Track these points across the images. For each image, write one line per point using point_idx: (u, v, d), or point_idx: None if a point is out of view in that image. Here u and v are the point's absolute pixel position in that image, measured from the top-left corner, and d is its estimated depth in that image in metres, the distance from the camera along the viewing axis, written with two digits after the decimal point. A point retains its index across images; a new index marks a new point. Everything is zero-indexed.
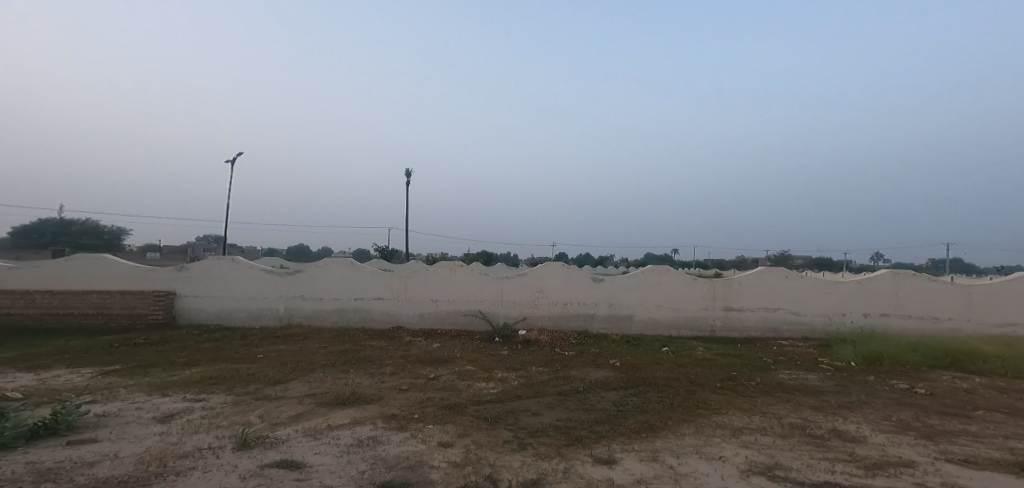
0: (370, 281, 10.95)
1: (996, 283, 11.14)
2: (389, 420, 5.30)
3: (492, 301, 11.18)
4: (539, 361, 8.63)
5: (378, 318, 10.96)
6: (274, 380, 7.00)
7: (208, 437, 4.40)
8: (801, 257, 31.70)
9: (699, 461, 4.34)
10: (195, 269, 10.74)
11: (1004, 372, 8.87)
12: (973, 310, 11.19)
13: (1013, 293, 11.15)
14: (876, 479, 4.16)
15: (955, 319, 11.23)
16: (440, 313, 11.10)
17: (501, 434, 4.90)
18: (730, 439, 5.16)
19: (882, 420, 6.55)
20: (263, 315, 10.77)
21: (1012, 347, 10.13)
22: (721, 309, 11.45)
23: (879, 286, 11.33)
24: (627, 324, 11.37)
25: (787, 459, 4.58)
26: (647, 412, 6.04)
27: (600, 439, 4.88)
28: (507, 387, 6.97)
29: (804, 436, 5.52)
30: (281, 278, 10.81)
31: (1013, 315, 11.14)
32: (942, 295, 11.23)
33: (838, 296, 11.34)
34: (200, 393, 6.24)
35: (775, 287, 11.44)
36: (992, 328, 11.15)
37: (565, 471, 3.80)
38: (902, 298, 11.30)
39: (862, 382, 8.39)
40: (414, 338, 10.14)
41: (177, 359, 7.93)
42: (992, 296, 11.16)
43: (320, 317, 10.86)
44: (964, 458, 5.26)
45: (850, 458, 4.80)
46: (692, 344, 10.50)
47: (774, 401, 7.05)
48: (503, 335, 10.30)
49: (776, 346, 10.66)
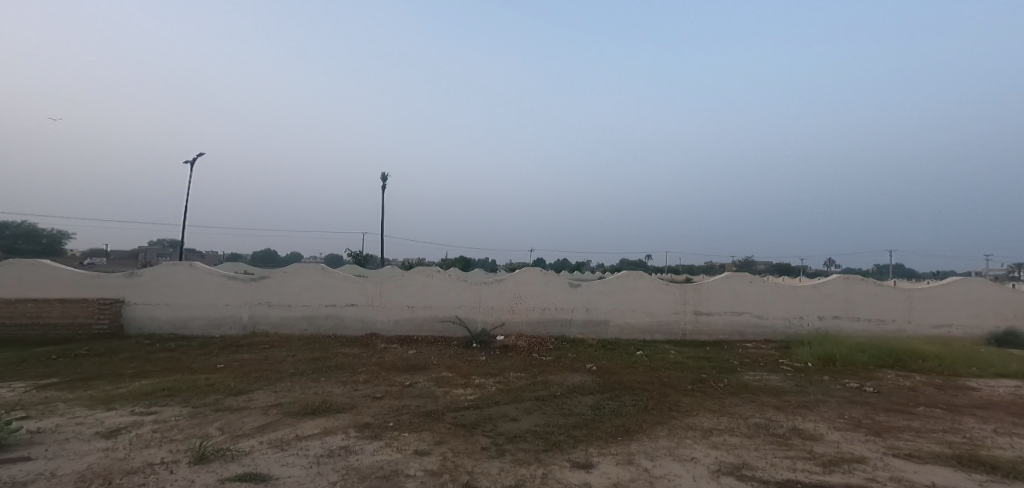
0: (349, 288, 11.06)
1: (934, 287, 12.03)
2: (360, 429, 5.50)
3: (471, 307, 11.43)
4: (517, 367, 8.93)
5: (352, 326, 11.05)
6: (236, 391, 7.08)
7: (160, 452, 4.50)
8: (762, 263, 33.34)
9: (672, 462, 4.73)
10: (146, 276, 10.57)
11: (941, 370, 9.68)
12: (914, 312, 12.07)
13: (949, 296, 12.05)
14: (832, 476, 4.63)
15: (899, 320, 12.09)
16: (418, 319, 11.27)
17: (479, 441, 5.16)
18: (701, 440, 5.57)
19: (836, 418, 7.12)
20: (224, 324, 10.69)
21: (948, 346, 11.00)
22: (691, 313, 12.00)
23: (832, 290, 12.10)
24: (603, 329, 11.77)
25: (752, 459, 5.01)
26: (621, 415, 6.42)
27: (577, 443, 5.22)
28: (484, 393, 7.22)
29: (768, 436, 5.98)
30: (246, 284, 10.78)
31: (949, 316, 12.05)
32: (889, 298, 12.09)
33: (797, 299, 12.07)
34: (151, 407, 6.26)
35: (740, 291, 12.08)
36: (931, 329, 12.03)
37: (543, 476, 4.12)
38: (852, 301, 12.11)
39: (818, 382, 9.01)
40: (391, 345, 10.30)
41: (125, 371, 7.85)
42: (931, 299, 12.04)
43: (288, 325, 10.86)
44: (908, 453, 5.83)
45: (809, 456, 5.28)
46: (663, 348, 11.00)
47: (740, 402, 7.55)
48: (481, 342, 10.53)
49: (741, 349, 11.27)
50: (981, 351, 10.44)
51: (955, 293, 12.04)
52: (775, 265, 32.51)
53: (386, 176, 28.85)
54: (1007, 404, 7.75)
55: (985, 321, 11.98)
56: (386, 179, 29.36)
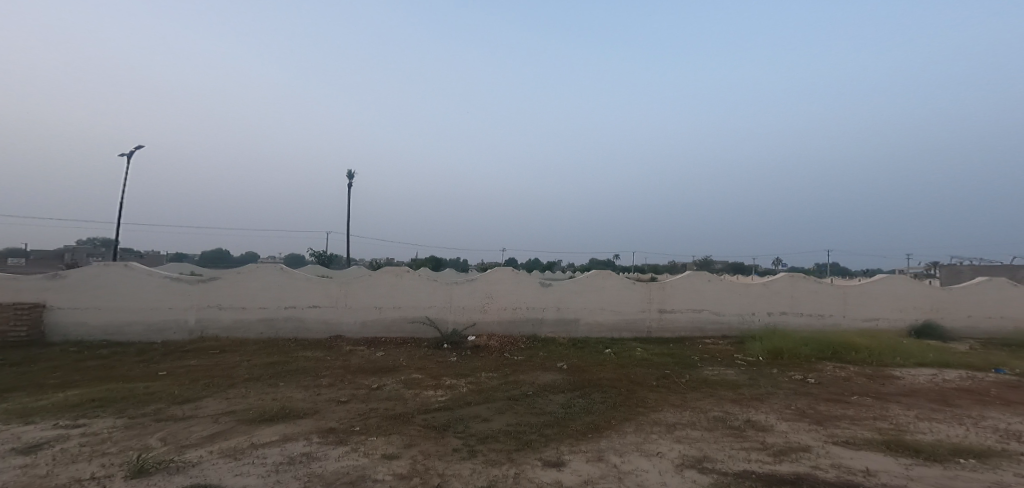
0: (313, 289, 10.75)
1: (867, 284, 12.77)
2: (324, 434, 5.35)
3: (441, 307, 11.31)
4: (489, 367, 8.90)
5: (314, 328, 10.75)
6: (181, 399, 6.76)
7: (92, 466, 4.26)
8: (721, 262, 34.58)
9: (640, 458, 4.82)
10: (74, 278, 9.96)
11: (872, 361, 10.27)
12: (848, 307, 12.77)
13: (877, 292, 12.81)
14: (782, 465, 4.85)
15: (835, 315, 12.77)
16: (386, 320, 11.06)
17: (450, 442, 5.13)
18: (666, 435, 5.72)
19: (784, 409, 7.46)
20: (167, 329, 10.19)
21: (876, 338, 11.67)
22: (655, 311, 12.29)
23: (780, 287, 12.67)
24: (574, 327, 11.88)
25: (712, 451, 5.19)
26: (592, 413, 6.51)
27: (549, 442, 5.25)
28: (456, 395, 7.16)
29: (725, 428, 6.21)
30: (191, 286, 10.30)
31: (876, 310, 12.79)
32: (829, 296, 12.75)
33: (750, 296, 12.58)
34: (79, 419, 5.91)
35: (701, 289, 12.47)
36: (862, 322, 12.76)
37: (516, 476, 4.13)
38: (797, 297, 12.71)
39: (768, 375, 9.41)
40: (358, 347, 10.08)
41: (48, 381, 7.38)
42: (862, 295, 12.77)
43: (242, 329, 10.45)
44: (845, 440, 6.19)
45: (762, 446, 5.52)
46: (630, 345, 11.22)
47: (701, 396, 7.80)
48: (452, 342, 10.43)
49: (701, 345, 11.64)
50: (904, 342, 11.15)
51: (881, 289, 12.81)
52: (731, 264, 33.83)
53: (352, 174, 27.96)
54: (927, 390, 8.30)
55: (914, 314, 12.82)
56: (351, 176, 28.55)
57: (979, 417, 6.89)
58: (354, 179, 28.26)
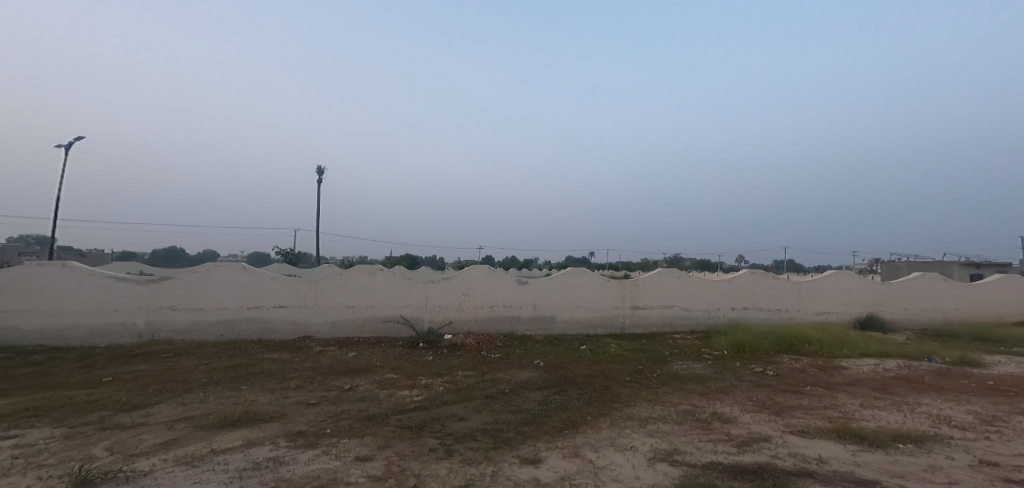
0: (278, 289, 10.42)
1: (820, 279, 13.28)
2: (293, 438, 4.89)
3: (416, 306, 11.12)
4: (465, 366, 8.74)
5: (280, 329, 10.42)
6: (128, 406, 6.41)
7: (29, 479, 4.00)
8: (692, 260, 35.29)
9: (614, 453, 4.84)
10: (6, 280, 9.38)
11: (824, 353, 10.65)
12: (802, 302, 13.22)
13: (828, 287, 13.32)
14: (746, 455, 4.99)
15: (791, 309, 13.20)
16: (358, 320, 10.80)
17: (426, 442, 5.01)
18: (639, 429, 5.77)
19: (747, 400, 7.65)
20: (112, 332, 9.69)
21: (826, 331, 12.10)
22: (629, 307, 12.41)
23: (743, 283, 13.03)
24: (550, 325, 11.88)
25: (683, 444, 5.27)
26: (569, 409, 6.50)
27: (526, 439, 5.22)
28: (432, 394, 6.98)
29: (695, 421, 6.32)
30: (138, 287, 9.84)
31: (825, 304, 13.29)
32: (786, 292, 13.17)
33: (716, 292, 12.88)
34: (13, 430, 5.56)
35: (671, 286, 12.69)
36: (813, 316, 13.24)
37: (493, 474, 4.09)
38: (757, 293, 13.10)
39: (732, 368, 9.66)
40: (327, 348, 9.71)
41: None
42: (814, 290, 13.25)
43: (199, 331, 10.03)
44: (801, 429, 6.40)
45: (727, 438, 5.64)
46: (605, 341, 11.27)
47: (670, 390, 7.94)
48: (428, 341, 10.17)
49: (672, 340, 11.84)
50: (850, 335, 11.60)
51: (830, 285, 13.32)
52: (701, 262, 34.58)
53: (320, 171, 27.16)
54: (869, 379, 8.67)
55: (865, 307, 13.41)
56: (321, 173, 27.66)
57: (915, 403, 7.23)
58: (323, 176, 27.49)
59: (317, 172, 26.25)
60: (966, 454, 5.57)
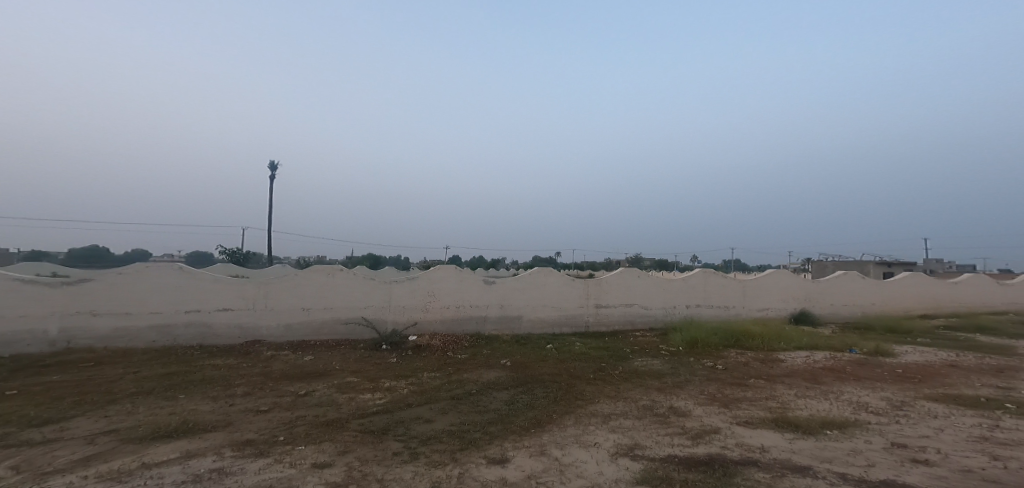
0: (222, 291, 9.40)
1: (763, 277, 14.07)
2: (240, 447, 4.58)
3: (378, 307, 10.51)
4: (430, 367, 8.48)
5: (225, 334, 9.38)
6: (38, 421, 5.55)
7: None
8: (649, 260, 36.47)
9: (579, 449, 4.99)
10: None
11: (763, 347, 11.27)
12: (747, 299, 13.96)
13: (771, 285, 14.13)
14: (698, 447, 5.29)
15: (739, 306, 13.91)
16: (315, 323, 10.01)
17: (390, 446, 4.84)
18: (602, 426, 5.96)
19: (699, 394, 8.02)
20: (14, 342, 8.05)
21: (766, 326, 12.82)
22: (593, 307, 12.63)
23: (696, 282, 13.60)
24: (517, 324, 11.82)
25: (643, 438, 5.51)
26: (534, 408, 6.60)
27: (493, 439, 5.24)
28: (395, 397, 6.67)
29: (653, 415, 6.60)
30: (50, 289, 8.37)
31: (766, 301, 14.07)
32: (732, 289, 13.85)
33: (671, 291, 13.38)
34: None
35: (631, 285, 13.05)
36: (756, 312, 14.00)
37: (460, 476, 4.09)
38: (709, 291, 13.70)
39: (686, 363, 10.09)
40: (281, 351, 8.93)
41: None
42: (757, 287, 14.01)
43: (126, 338, 8.75)
44: (746, 420, 6.80)
45: (682, 431, 5.93)
46: (570, 340, 11.44)
47: (631, 386, 8.22)
48: (391, 343, 9.69)
49: (633, 337, 12.19)
50: (785, 329, 12.33)
51: (770, 282, 14.12)
52: (658, 261, 35.74)
53: (273, 166, 25.94)
54: (801, 371, 9.27)
55: (802, 303, 14.32)
56: (274, 169, 26.65)
57: (838, 392, 7.82)
58: (275, 171, 26.23)
59: (268, 166, 25.03)
60: (881, 437, 6.07)
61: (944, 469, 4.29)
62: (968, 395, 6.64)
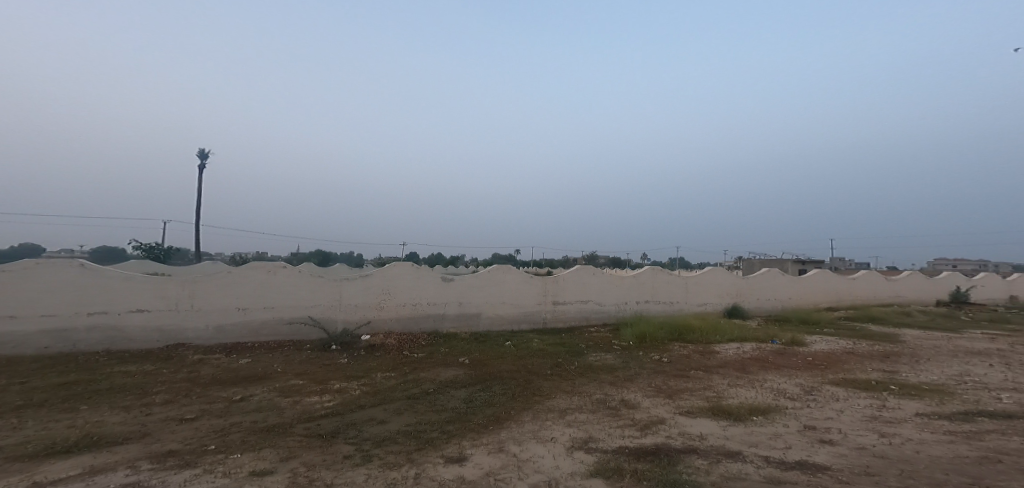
0: (136, 290, 8.50)
1: (707, 274, 14.86)
2: (159, 459, 4.30)
3: (328, 306, 10.17)
4: (385, 367, 8.36)
5: (141, 337, 8.52)
6: None
7: None
8: (604, 258, 37.50)
9: (536, 444, 5.14)
10: None
11: (704, 340, 11.91)
12: (691, 295, 14.68)
13: (713, 281, 14.95)
14: (647, 438, 5.57)
15: (684, 302, 14.61)
16: (253, 324, 9.45)
17: (340, 449, 4.68)
18: (559, 420, 6.14)
19: (648, 387, 8.38)
20: None
21: (707, 319, 13.57)
22: (550, 303, 12.88)
23: (646, 279, 14.16)
24: (475, 322, 11.88)
25: (597, 431, 5.72)
26: (493, 405, 6.71)
27: (450, 438, 5.26)
28: (346, 398, 6.54)
29: (606, 409, 6.86)
30: None
31: (708, 297, 14.88)
32: (677, 286, 14.52)
33: (623, 288, 13.84)
34: None
35: (587, 282, 13.40)
36: (699, 307, 14.74)
37: (416, 476, 4.05)
38: (657, 287, 14.30)
39: (636, 357, 10.51)
40: (210, 355, 8.32)
41: None
42: (700, 284, 14.79)
43: (11, 345, 7.63)
44: (688, 410, 7.19)
45: (632, 423, 6.22)
46: (528, 337, 11.62)
47: (586, 381, 8.48)
48: (342, 343, 9.44)
49: (587, 333, 12.53)
50: (722, 323, 13.10)
51: (713, 279, 14.95)
52: (612, 259, 36.84)
53: (204, 155, 24.26)
54: (734, 361, 9.87)
55: (735, 298, 15.23)
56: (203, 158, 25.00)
57: (763, 380, 8.41)
58: (208, 161, 24.54)
59: (197, 155, 23.40)
60: (796, 420, 6.59)
61: (844, 447, 4.73)
62: (862, 378, 7.36)
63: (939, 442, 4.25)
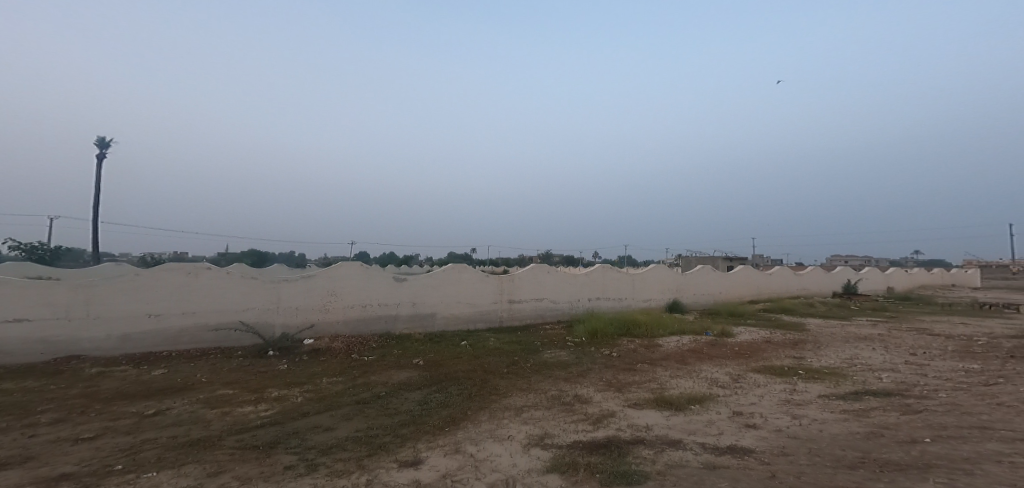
0: (20, 297, 7.74)
1: (653, 271, 15.56)
2: (49, 483, 4.09)
3: (262, 309, 9.78)
4: (331, 372, 8.24)
5: (25, 350, 7.73)
6: None
7: None
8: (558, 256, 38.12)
9: (493, 444, 5.26)
10: None
11: (650, 333, 12.46)
12: (638, 291, 15.32)
13: (658, 277, 15.68)
14: (599, 431, 5.84)
15: (633, 298, 15.21)
16: (169, 331, 8.86)
17: (281, 460, 4.63)
18: (515, 418, 6.31)
19: (599, 382, 8.70)
20: None
21: (651, 313, 14.24)
22: (506, 302, 13.07)
23: (598, 276, 14.63)
24: (430, 322, 11.87)
25: (552, 428, 5.92)
26: (448, 406, 6.79)
27: (404, 442, 5.31)
28: (286, 407, 6.42)
29: (561, 404, 7.10)
30: None
31: (654, 293, 15.59)
32: (625, 282, 15.10)
33: (577, 285, 14.23)
34: None
35: (542, 280, 13.67)
36: (645, 302, 15.40)
37: (370, 483, 4.08)
38: (608, 284, 14.80)
39: (589, 352, 10.86)
40: (112, 368, 7.70)
41: None
42: (647, 280, 15.46)
43: None
44: (636, 402, 7.55)
45: (585, 417, 6.48)
46: (485, 336, 11.74)
47: (542, 378, 8.71)
48: (280, 348, 9.16)
49: (542, 330, 12.78)
50: (664, 317, 13.80)
51: (659, 275, 15.68)
52: (566, 257, 37.53)
53: (104, 145, 21.86)
54: (676, 353, 10.41)
55: (675, 293, 16.04)
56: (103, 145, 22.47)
57: (699, 370, 8.95)
58: (109, 149, 22.32)
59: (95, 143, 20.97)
60: (726, 407, 7.08)
61: (765, 430, 5.16)
62: (777, 365, 8.02)
63: (836, 421, 4.76)
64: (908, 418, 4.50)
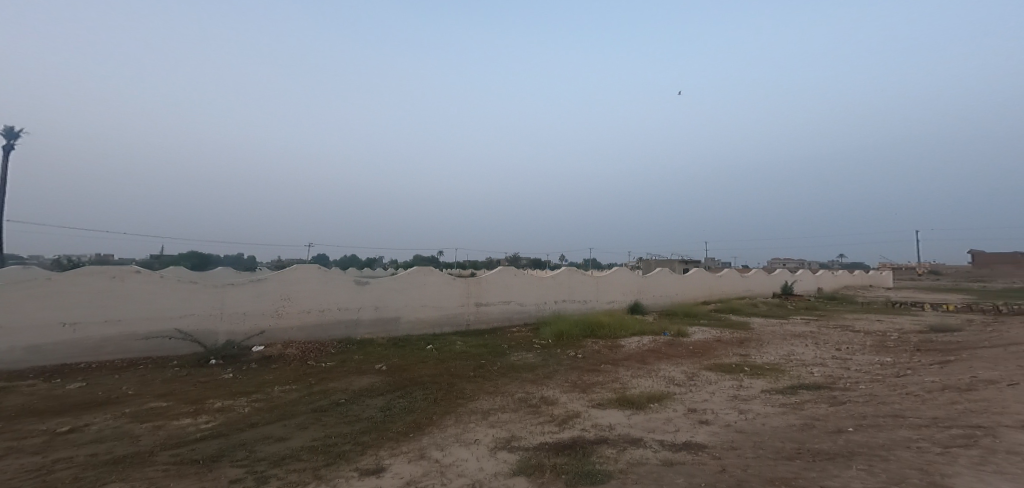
0: None
1: (616, 274, 16.00)
2: None
3: (203, 315, 9.35)
4: (282, 380, 8.09)
5: None
6: None
7: None
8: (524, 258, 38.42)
9: (459, 448, 5.36)
10: None
11: (611, 334, 12.80)
12: (603, 294, 15.70)
13: (621, 280, 16.13)
14: (564, 432, 6.01)
15: (598, 300, 15.57)
16: (89, 341, 8.18)
17: (227, 473, 4.57)
18: (482, 422, 6.41)
19: (565, 383, 8.90)
20: None
21: (614, 315, 14.62)
22: (473, 305, 13.15)
23: (564, 279, 14.91)
24: (394, 326, 11.83)
25: (519, 430, 6.06)
26: (413, 411, 6.82)
27: (365, 449, 5.33)
28: (228, 419, 6.25)
29: (527, 407, 7.25)
30: None
31: (617, 295, 16.02)
32: (589, 285, 15.44)
33: (543, 288, 14.46)
34: None
35: (509, 283, 13.83)
36: (608, 304, 15.80)
37: None
38: (574, 287, 15.11)
39: (555, 354, 11.08)
40: (20, 382, 7.01)
41: None
42: (611, 283, 15.87)
43: None
44: (599, 403, 7.77)
45: (551, 419, 6.66)
46: (451, 339, 11.79)
47: (509, 380, 8.85)
48: (224, 357, 8.87)
49: (509, 333, 12.93)
50: (626, 318, 14.20)
51: (622, 278, 16.13)
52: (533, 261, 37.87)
53: None
54: (638, 353, 10.75)
55: (636, 294, 16.51)
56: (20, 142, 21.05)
57: (656, 370, 9.30)
58: None
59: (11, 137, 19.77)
60: (682, 405, 7.41)
61: (717, 426, 5.45)
62: (726, 363, 8.43)
63: (777, 414, 5.09)
64: (834, 409, 4.89)
